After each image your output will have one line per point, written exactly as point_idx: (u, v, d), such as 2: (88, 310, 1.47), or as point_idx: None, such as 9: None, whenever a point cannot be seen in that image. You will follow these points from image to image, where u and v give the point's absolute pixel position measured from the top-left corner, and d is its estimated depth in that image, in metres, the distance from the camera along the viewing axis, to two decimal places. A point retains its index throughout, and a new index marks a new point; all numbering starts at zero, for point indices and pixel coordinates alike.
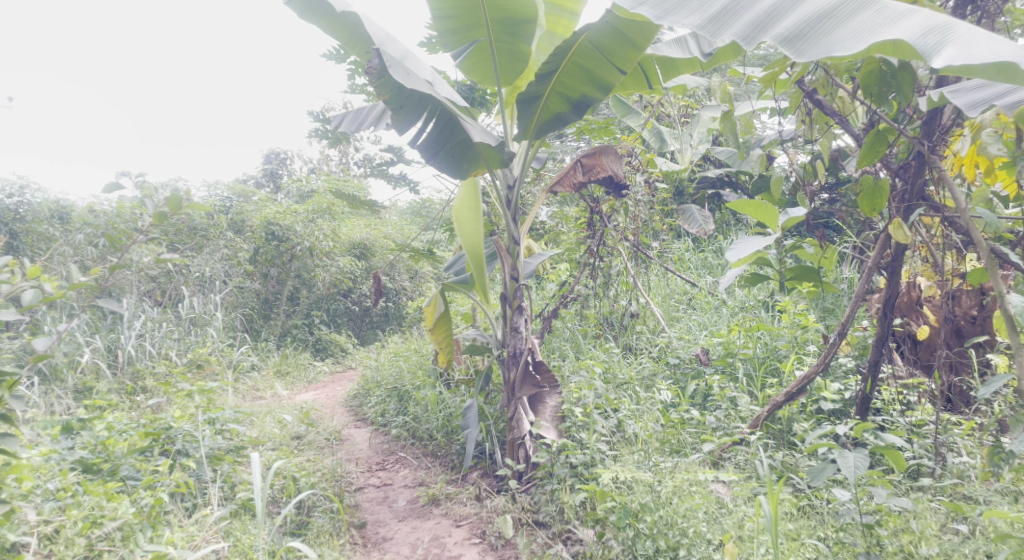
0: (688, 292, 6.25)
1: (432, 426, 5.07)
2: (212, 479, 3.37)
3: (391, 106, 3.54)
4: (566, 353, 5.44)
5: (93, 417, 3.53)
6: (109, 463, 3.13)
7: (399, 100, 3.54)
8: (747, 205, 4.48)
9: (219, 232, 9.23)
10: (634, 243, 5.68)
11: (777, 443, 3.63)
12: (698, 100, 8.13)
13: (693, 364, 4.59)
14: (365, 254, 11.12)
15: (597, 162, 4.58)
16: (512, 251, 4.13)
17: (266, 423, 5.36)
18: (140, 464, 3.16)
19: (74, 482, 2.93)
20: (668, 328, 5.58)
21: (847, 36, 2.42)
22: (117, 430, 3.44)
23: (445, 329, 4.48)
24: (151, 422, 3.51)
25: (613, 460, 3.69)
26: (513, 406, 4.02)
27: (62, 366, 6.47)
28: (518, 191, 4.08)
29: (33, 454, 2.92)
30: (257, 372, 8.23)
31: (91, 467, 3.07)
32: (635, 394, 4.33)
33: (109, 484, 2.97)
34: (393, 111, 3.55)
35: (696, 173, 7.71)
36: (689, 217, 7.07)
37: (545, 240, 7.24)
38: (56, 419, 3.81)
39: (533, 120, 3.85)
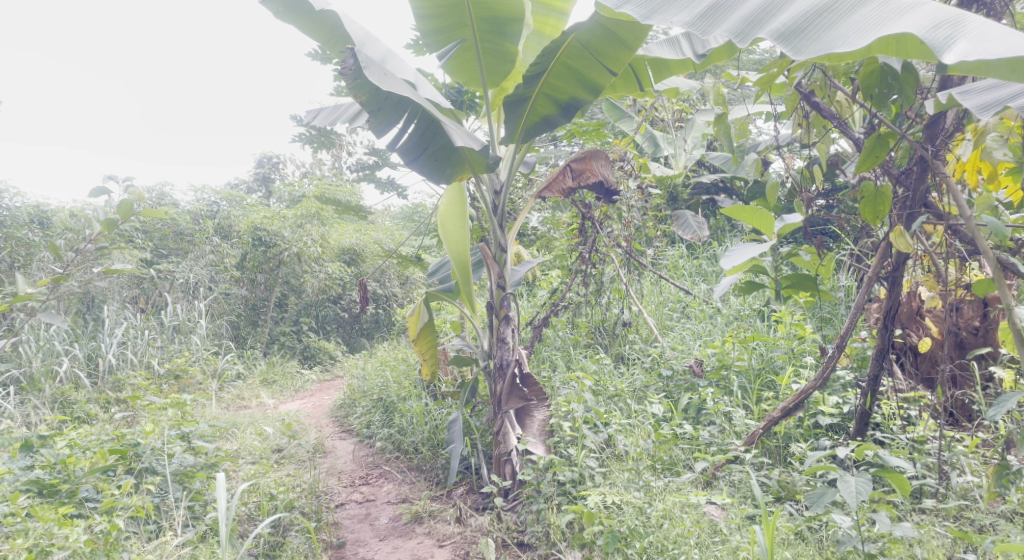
0: (682, 300, 6.12)
1: (417, 439, 4.91)
2: (179, 500, 3.19)
3: (369, 109, 3.42)
4: (557, 364, 5.30)
5: (54, 433, 3.36)
6: (68, 484, 2.97)
7: (377, 102, 3.42)
8: (742, 211, 4.46)
9: (205, 237, 9.07)
10: (627, 250, 5.54)
11: (772, 460, 3.50)
12: (692, 104, 8.03)
13: (686, 376, 4.45)
14: (354, 259, 10.98)
15: (587, 167, 4.44)
16: (499, 259, 3.99)
17: (247, 436, 5.20)
18: (101, 485, 2.98)
19: (24, 506, 2.76)
20: (661, 337, 5.44)
21: (848, 33, 2.29)
22: (80, 448, 3.27)
23: (429, 340, 4.33)
24: (119, 438, 3.34)
25: (602, 477, 3.56)
26: (500, 421, 3.85)
27: (39, 376, 6.30)
28: (505, 197, 3.94)
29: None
30: (242, 381, 8.05)
31: (48, 488, 2.91)
32: (626, 407, 4.20)
33: (66, 508, 2.80)
34: (371, 114, 3.42)
35: (690, 178, 7.59)
36: (683, 223, 6.94)
37: (537, 247, 7.11)
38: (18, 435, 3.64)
39: (521, 123, 3.71)
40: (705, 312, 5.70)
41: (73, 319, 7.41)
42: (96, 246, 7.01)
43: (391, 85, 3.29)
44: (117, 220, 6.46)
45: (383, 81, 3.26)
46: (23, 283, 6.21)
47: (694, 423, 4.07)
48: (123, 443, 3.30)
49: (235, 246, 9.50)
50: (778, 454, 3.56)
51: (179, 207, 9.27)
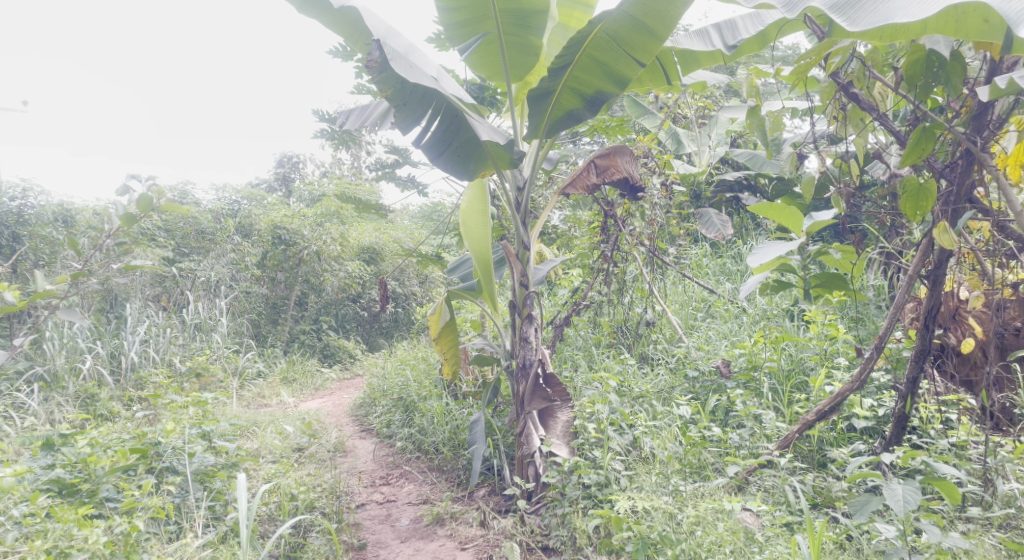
0: (706, 299, 6.00)
1: (438, 439, 4.86)
2: (199, 500, 3.16)
3: (394, 103, 3.37)
4: (579, 363, 5.22)
5: (75, 431, 3.34)
6: (88, 483, 2.93)
7: (403, 96, 3.37)
8: (770, 209, 4.39)
9: (226, 236, 9.13)
10: (651, 248, 5.44)
11: (806, 465, 3.40)
12: (715, 101, 7.90)
13: (713, 377, 4.34)
14: (374, 258, 10.99)
15: (612, 163, 4.35)
16: (522, 257, 3.90)
17: (267, 434, 5.18)
18: (121, 485, 2.96)
19: (44, 506, 2.75)
20: (686, 337, 5.33)
21: (911, 3, 2.42)
22: (100, 447, 3.24)
23: (451, 340, 4.26)
24: (140, 436, 3.32)
25: (629, 480, 3.48)
26: (523, 421, 3.79)
27: (64, 373, 6.34)
28: (529, 194, 3.86)
29: (5, 474, 2.73)
30: (262, 379, 8.07)
31: (69, 488, 2.89)
32: (652, 409, 4.12)
33: (87, 508, 2.77)
34: (396, 108, 3.37)
35: (713, 176, 7.46)
36: (707, 221, 6.82)
37: (558, 246, 7.02)
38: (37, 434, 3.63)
39: (545, 117, 3.63)
40: (731, 312, 5.58)
41: (96, 317, 7.46)
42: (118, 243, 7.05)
43: (417, 77, 3.23)
44: (137, 213, 6.45)
45: (409, 72, 3.20)
46: (43, 280, 6.22)
47: (722, 426, 3.96)
48: (144, 441, 3.28)
49: (256, 245, 9.52)
50: (811, 458, 3.46)
51: (200, 206, 9.32)
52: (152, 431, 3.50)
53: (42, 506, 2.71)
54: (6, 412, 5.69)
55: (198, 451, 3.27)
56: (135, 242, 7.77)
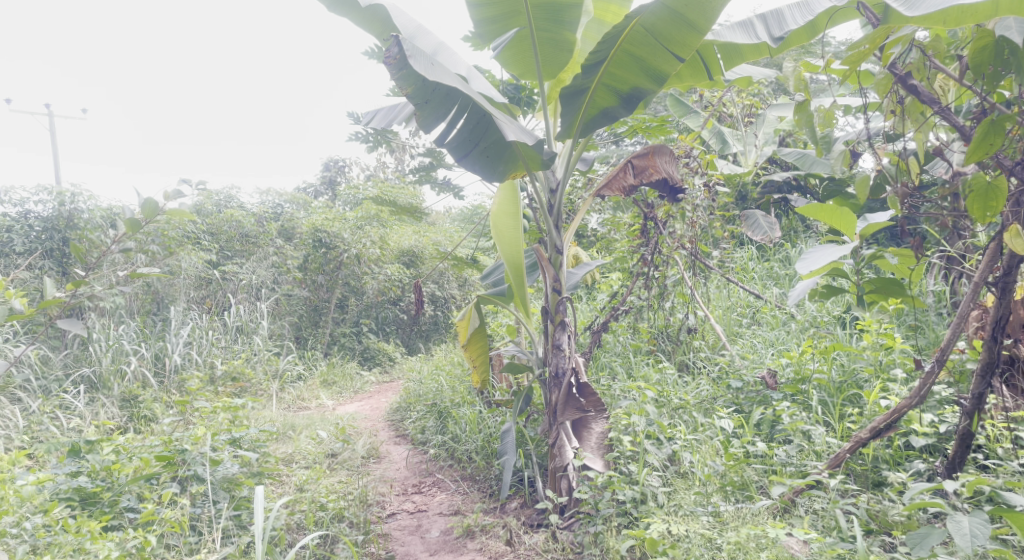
0: (752, 305, 5.75)
1: (471, 447, 4.75)
2: (219, 513, 3.11)
3: (415, 101, 3.29)
4: (616, 372, 5.06)
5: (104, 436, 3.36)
6: (110, 492, 2.95)
7: (425, 94, 3.28)
8: (820, 210, 4.16)
9: (269, 239, 9.31)
10: (692, 251, 5.23)
11: (859, 486, 3.17)
12: (763, 99, 7.61)
13: (758, 388, 4.11)
14: (414, 261, 10.99)
15: (650, 163, 4.20)
16: (555, 261, 3.77)
17: (301, 439, 5.16)
18: (142, 495, 2.95)
19: (62, 517, 2.75)
20: (730, 345, 5.10)
21: None
22: (126, 454, 3.23)
23: (480, 346, 4.17)
24: (166, 443, 3.31)
25: (666, 496, 3.31)
26: (555, 432, 3.64)
27: (110, 375, 6.46)
28: (561, 196, 3.73)
29: (26, 482, 2.74)
30: (302, 382, 8.10)
31: (90, 497, 2.90)
32: (692, 421, 3.93)
33: (104, 518, 2.76)
34: (417, 107, 3.28)
35: (760, 176, 7.18)
36: (753, 223, 6.56)
37: (596, 249, 6.85)
38: (67, 440, 3.65)
39: (578, 116, 3.48)
40: (778, 318, 5.32)
41: (143, 320, 7.61)
42: (123, 249, 6.90)
43: (436, 74, 3.13)
44: (140, 220, 6.38)
45: (428, 69, 3.10)
46: (52, 287, 6.16)
47: (768, 440, 3.74)
48: (171, 448, 3.26)
49: (297, 248, 9.63)
50: (865, 478, 3.24)
51: (244, 209, 9.47)
52: (178, 438, 3.47)
53: (58, 517, 2.70)
54: (54, 412, 5.83)
55: (223, 459, 3.22)
56: (180, 246, 7.92)
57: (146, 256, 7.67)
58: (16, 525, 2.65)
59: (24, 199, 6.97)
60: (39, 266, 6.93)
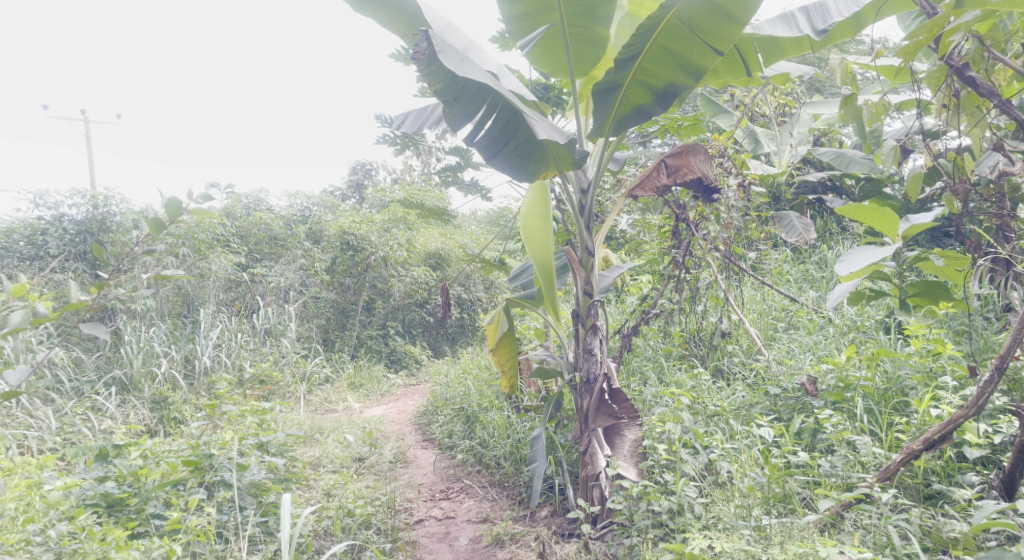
0: (787, 309, 5.58)
1: (500, 453, 4.67)
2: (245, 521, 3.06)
3: (444, 98, 3.20)
4: (648, 377, 4.93)
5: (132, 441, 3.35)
6: (136, 498, 2.92)
7: (454, 91, 3.19)
8: (861, 211, 4.03)
9: (298, 241, 9.35)
10: (726, 254, 5.09)
11: (910, 500, 3.03)
12: (796, 97, 7.43)
13: (797, 395, 3.97)
14: (440, 264, 10.96)
15: (685, 162, 4.06)
16: (586, 264, 3.67)
17: (329, 443, 5.13)
18: (168, 502, 2.91)
19: (88, 523, 2.73)
20: (766, 350, 4.94)
21: None
22: (154, 459, 3.20)
23: (509, 351, 4.08)
24: (194, 448, 3.27)
25: (704, 508, 3.19)
26: (586, 439, 3.55)
27: (141, 377, 6.51)
28: (593, 197, 3.63)
29: (54, 487, 2.72)
30: (330, 385, 8.09)
31: (116, 502, 2.88)
32: (728, 429, 3.80)
33: (129, 526, 2.73)
34: (446, 104, 3.19)
35: (795, 176, 7.00)
36: (788, 225, 6.40)
37: (625, 251, 6.73)
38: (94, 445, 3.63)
39: (610, 115, 3.38)
40: (816, 323, 5.15)
41: (173, 322, 7.67)
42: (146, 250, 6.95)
43: (467, 71, 3.07)
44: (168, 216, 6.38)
45: (459, 66, 3.04)
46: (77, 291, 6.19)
47: (809, 450, 3.60)
48: (199, 453, 3.23)
49: (325, 250, 9.61)
50: (915, 490, 3.09)
51: (274, 212, 9.53)
52: (206, 443, 3.45)
53: (84, 524, 2.68)
54: (86, 414, 5.88)
55: (251, 465, 3.18)
56: (210, 248, 7.99)
57: (178, 259, 7.75)
58: (40, 534, 2.62)
59: (59, 203, 7.06)
60: (73, 268, 7.03)
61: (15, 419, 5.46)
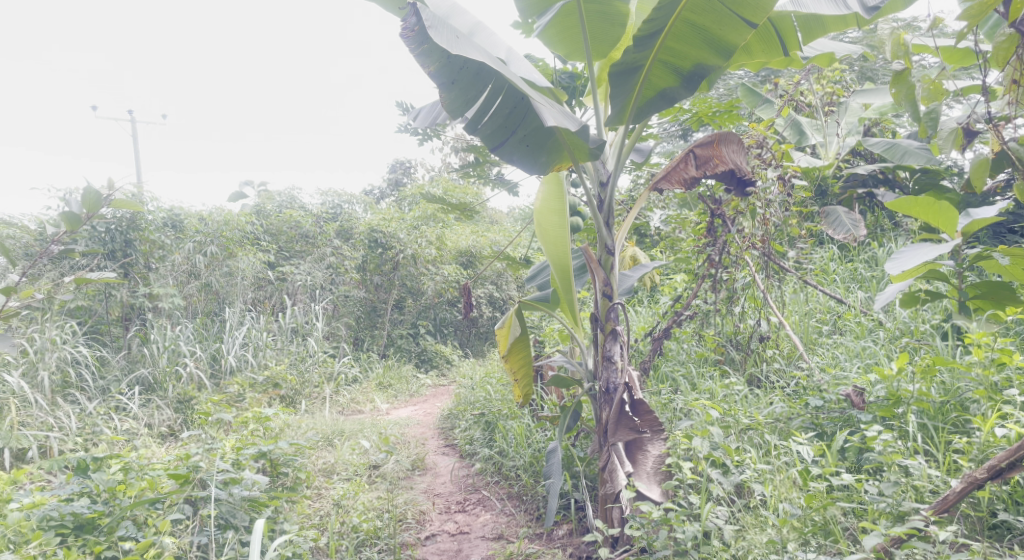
0: (832, 311, 5.17)
1: (519, 464, 4.41)
2: (217, 548, 2.85)
3: (442, 80, 3.05)
4: (679, 384, 4.63)
5: (112, 453, 3.18)
6: (108, 518, 2.76)
7: (451, 72, 3.04)
8: (913, 205, 3.65)
9: (327, 240, 9.10)
10: (764, 252, 4.71)
11: (970, 534, 2.67)
12: (844, 85, 6.95)
13: (841, 406, 3.61)
14: (472, 261, 10.74)
15: (715, 153, 3.78)
16: (606, 263, 3.39)
17: (344, 448, 4.95)
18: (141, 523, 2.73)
19: (52, 548, 2.56)
20: (809, 357, 4.55)
21: None
22: (134, 472, 3.05)
23: (522, 357, 3.83)
24: (180, 460, 3.10)
25: (734, 537, 2.89)
26: (605, 455, 3.26)
27: (166, 377, 6.45)
28: (613, 190, 3.36)
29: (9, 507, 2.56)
30: (357, 385, 7.98)
31: (86, 524, 2.72)
32: (765, 444, 3.47)
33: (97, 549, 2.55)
34: (444, 88, 3.04)
35: (843, 168, 6.55)
36: (834, 222, 6.06)
37: (659, 249, 6.37)
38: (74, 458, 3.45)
39: (632, 99, 3.11)
40: (864, 326, 4.75)
41: (201, 320, 7.62)
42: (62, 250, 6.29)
43: (460, 47, 2.88)
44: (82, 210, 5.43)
45: (452, 42, 2.86)
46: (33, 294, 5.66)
47: (854, 470, 3.23)
48: (185, 465, 3.08)
49: (354, 249, 9.43)
50: (977, 522, 2.73)
51: (305, 210, 9.44)
52: (198, 454, 3.29)
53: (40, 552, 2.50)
54: (108, 414, 5.81)
55: (242, 480, 3.02)
56: (238, 247, 7.96)
57: (204, 258, 7.70)
58: None
59: None
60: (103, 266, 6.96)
61: (36, 419, 5.38)
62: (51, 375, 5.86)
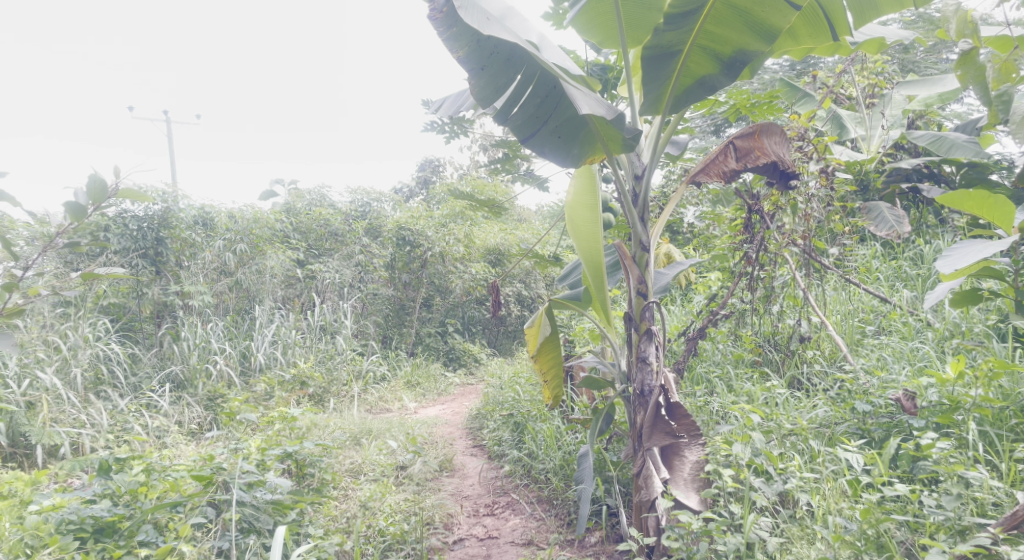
0: (876, 310, 4.95)
1: (549, 467, 4.27)
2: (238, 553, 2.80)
3: (472, 66, 3.00)
4: (715, 386, 4.46)
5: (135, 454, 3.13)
6: (129, 522, 2.71)
7: (481, 58, 2.99)
8: (969, 199, 3.45)
9: (356, 237, 9.08)
10: (805, 249, 4.51)
11: None
12: (887, 76, 6.68)
13: (890, 411, 3.42)
14: (500, 259, 10.65)
15: (756, 145, 3.62)
16: (640, 260, 3.24)
17: (371, 448, 4.87)
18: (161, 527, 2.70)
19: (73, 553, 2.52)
20: (854, 359, 4.34)
21: None
22: (157, 473, 3.01)
23: (552, 357, 3.71)
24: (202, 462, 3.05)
25: (779, 550, 2.74)
26: (641, 460, 3.12)
27: (197, 375, 6.48)
28: (648, 183, 3.22)
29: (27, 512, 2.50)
30: (386, 383, 7.95)
31: (106, 528, 2.67)
32: (809, 451, 3.30)
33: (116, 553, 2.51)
34: (474, 73, 2.99)
35: (885, 162, 6.29)
36: (877, 218, 5.83)
37: (693, 246, 6.18)
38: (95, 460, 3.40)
39: (668, 88, 3.01)
40: (911, 327, 4.53)
41: (232, 317, 7.64)
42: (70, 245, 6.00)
43: (490, 29, 2.85)
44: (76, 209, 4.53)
45: (482, 23, 2.83)
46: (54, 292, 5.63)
47: (907, 480, 3.04)
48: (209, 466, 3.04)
49: (382, 247, 9.37)
50: None
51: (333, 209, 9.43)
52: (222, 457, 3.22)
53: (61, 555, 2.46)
54: (139, 411, 5.82)
55: (267, 483, 2.99)
56: (267, 245, 7.96)
57: (234, 255, 7.70)
58: None
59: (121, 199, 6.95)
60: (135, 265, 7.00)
61: (69, 416, 5.38)
62: (83, 372, 5.87)
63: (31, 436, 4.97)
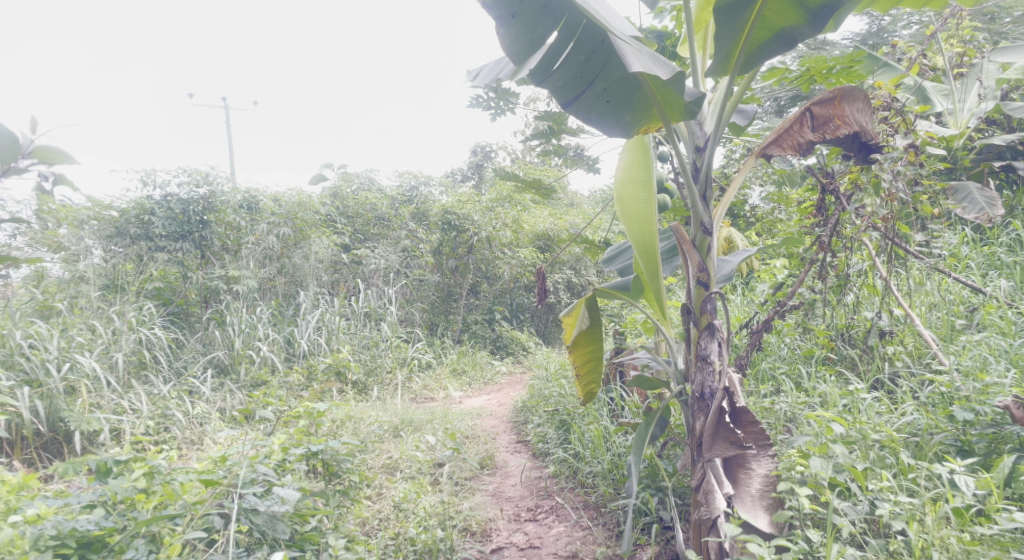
0: (968, 302, 4.36)
1: (597, 471, 3.91)
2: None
3: (504, 13, 2.76)
4: (783, 385, 4.00)
5: (139, 457, 2.97)
6: (120, 534, 2.56)
7: (514, 5, 2.76)
8: None
9: (402, 222, 8.83)
10: (888, 234, 3.99)
11: None
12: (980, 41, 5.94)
13: (995, 422, 2.92)
14: (550, 245, 10.24)
15: (836, 112, 3.15)
16: (701, 245, 2.83)
17: (408, 443, 4.59)
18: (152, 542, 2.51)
19: None
20: (944, 357, 3.79)
21: None
22: (158, 476, 2.83)
23: (593, 352, 3.36)
24: (205, 464, 2.87)
25: None
26: (700, 472, 2.73)
27: (238, 359, 6.36)
28: (712, 155, 2.81)
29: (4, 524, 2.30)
30: (431, 371, 7.70)
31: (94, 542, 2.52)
32: (900, 467, 2.85)
33: None
34: (506, 21, 2.76)
35: (978, 137, 5.61)
36: (964, 198, 5.18)
37: (757, 230, 5.67)
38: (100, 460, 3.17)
39: (740, 42, 2.66)
40: (1012, 321, 3.95)
41: (277, 302, 7.50)
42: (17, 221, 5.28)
43: None
44: None
45: None
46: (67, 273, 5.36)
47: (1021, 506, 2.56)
48: (216, 469, 2.88)
49: (428, 232, 9.09)
50: None
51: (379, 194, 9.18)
52: (232, 464, 2.95)
53: None
54: (181, 397, 5.68)
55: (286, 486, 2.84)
56: (312, 229, 7.76)
57: (279, 239, 7.56)
58: None
59: (167, 181, 6.84)
60: (179, 249, 6.91)
61: (107, 402, 5.24)
62: (125, 357, 5.73)
63: (70, 422, 4.85)
